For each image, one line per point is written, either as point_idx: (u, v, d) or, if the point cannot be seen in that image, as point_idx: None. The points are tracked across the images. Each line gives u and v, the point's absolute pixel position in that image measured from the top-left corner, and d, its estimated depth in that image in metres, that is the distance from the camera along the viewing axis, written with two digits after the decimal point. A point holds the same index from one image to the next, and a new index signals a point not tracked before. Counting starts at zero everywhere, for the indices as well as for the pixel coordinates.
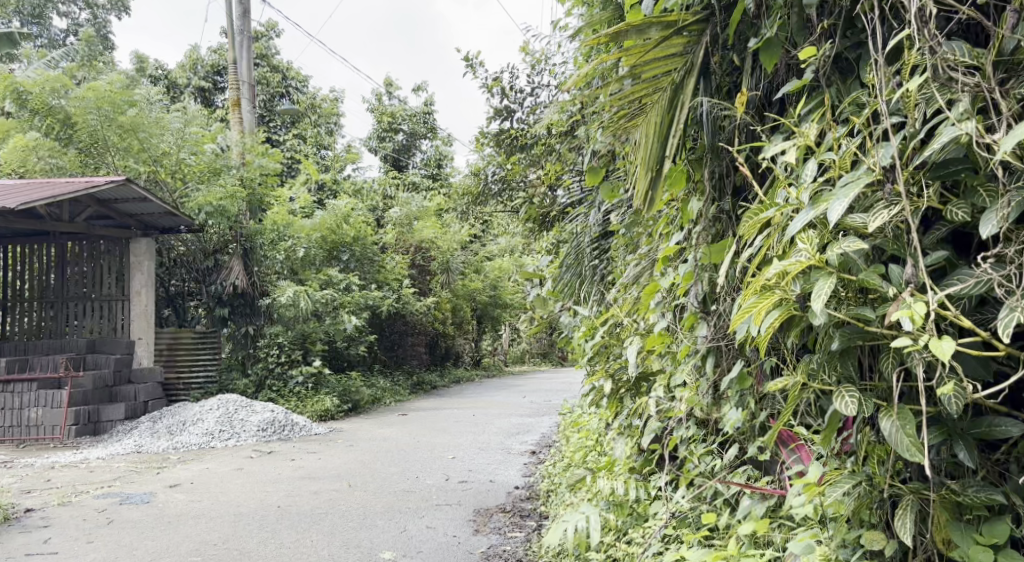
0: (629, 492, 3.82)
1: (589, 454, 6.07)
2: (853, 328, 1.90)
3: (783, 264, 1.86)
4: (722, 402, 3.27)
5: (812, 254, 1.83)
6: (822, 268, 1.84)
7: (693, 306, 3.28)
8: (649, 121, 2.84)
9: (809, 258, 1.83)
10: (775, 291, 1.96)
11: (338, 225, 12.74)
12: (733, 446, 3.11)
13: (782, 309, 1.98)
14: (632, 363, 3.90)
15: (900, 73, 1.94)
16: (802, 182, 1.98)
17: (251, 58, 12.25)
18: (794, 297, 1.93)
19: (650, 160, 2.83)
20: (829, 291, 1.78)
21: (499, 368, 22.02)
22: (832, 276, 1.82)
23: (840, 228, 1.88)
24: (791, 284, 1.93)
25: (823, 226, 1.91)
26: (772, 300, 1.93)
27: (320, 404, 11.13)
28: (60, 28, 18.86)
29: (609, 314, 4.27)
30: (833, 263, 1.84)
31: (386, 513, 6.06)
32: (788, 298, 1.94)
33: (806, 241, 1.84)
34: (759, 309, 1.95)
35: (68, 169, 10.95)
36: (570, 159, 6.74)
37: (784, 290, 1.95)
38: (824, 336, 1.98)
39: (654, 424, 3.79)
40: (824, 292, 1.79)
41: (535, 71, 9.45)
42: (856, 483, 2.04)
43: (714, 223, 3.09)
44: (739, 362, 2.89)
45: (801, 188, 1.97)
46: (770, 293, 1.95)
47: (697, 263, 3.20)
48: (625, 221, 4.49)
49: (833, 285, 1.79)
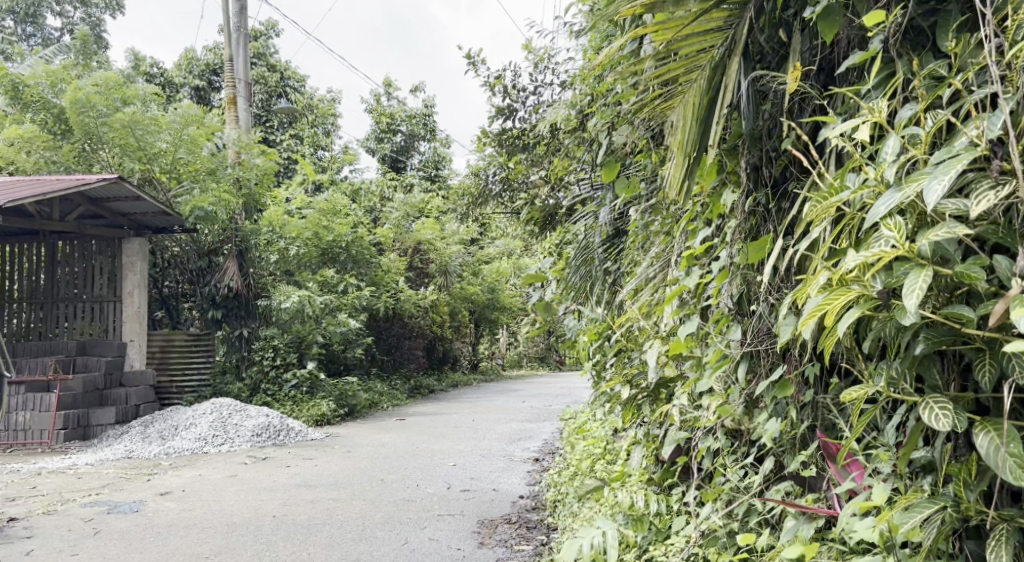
0: (648, 506, 3.58)
1: (597, 463, 5.80)
2: (943, 326, 1.71)
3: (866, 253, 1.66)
4: (758, 412, 2.99)
5: (900, 243, 1.63)
6: (913, 258, 1.64)
7: (726, 307, 3.05)
8: (686, 102, 2.61)
9: (896, 247, 1.63)
10: (854, 285, 1.76)
11: (337, 225, 12.46)
12: (770, 459, 2.85)
13: (859, 305, 1.78)
14: (652, 368, 3.63)
15: (1004, 31, 1.70)
16: (882, 161, 1.77)
17: (247, 57, 11.99)
18: (876, 292, 1.73)
19: (686, 144, 2.59)
20: (923, 285, 1.58)
21: (497, 372, 21.74)
22: (925, 267, 1.62)
23: (930, 216, 1.68)
24: (873, 278, 1.72)
25: (911, 213, 1.71)
26: (851, 296, 1.73)
27: (317, 409, 10.88)
28: (55, 27, 18.54)
29: (624, 317, 4.00)
30: (925, 252, 1.64)
31: (386, 524, 5.80)
32: (869, 294, 1.74)
33: (893, 228, 1.65)
34: (833, 306, 1.75)
35: (61, 164, 10.56)
36: (578, 157, 6.48)
37: (864, 285, 1.75)
38: (909, 338, 1.78)
39: (677, 434, 3.53)
40: (917, 287, 1.59)
41: (539, 68, 9.22)
42: (941, 507, 1.80)
43: (750, 218, 2.90)
44: (779, 367, 2.69)
45: (881, 168, 1.76)
46: (848, 288, 1.75)
47: (732, 261, 2.98)
48: (641, 219, 4.28)
49: (926, 278, 1.59)
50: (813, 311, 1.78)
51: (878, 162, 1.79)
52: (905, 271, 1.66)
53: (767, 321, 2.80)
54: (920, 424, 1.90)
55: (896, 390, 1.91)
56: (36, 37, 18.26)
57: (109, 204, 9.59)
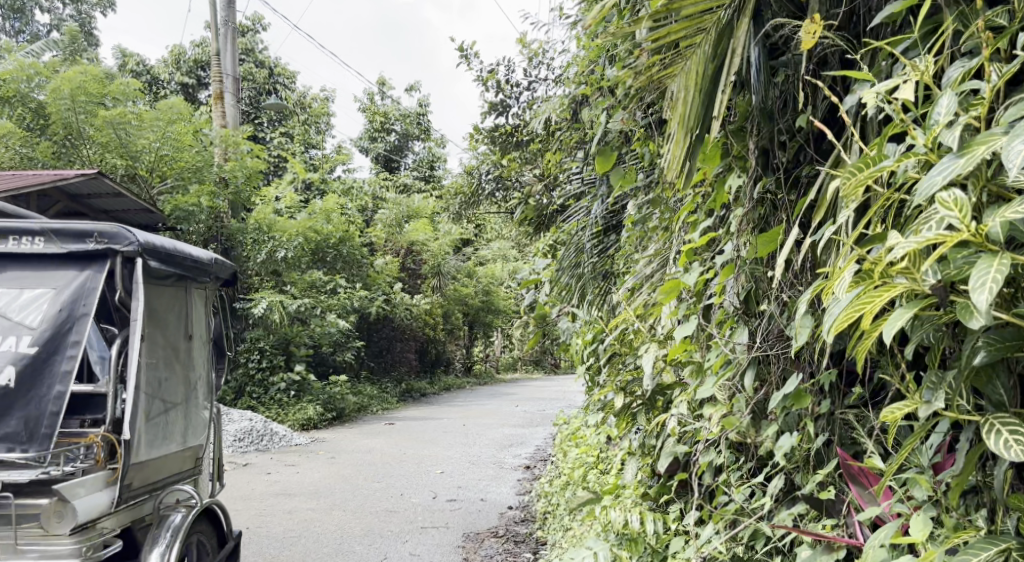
0: (644, 525, 3.23)
1: (591, 473, 5.47)
2: (1008, 329, 1.57)
3: (920, 237, 1.53)
4: (766, 425, 2.66)
5: (965, 224, 1.49)
6: (983, 244, 1.49)
7: (732, 306, 2.74)
8: (688, 71, 2.33)
9: (961, 230, 1.48)
10: (900, 279, 1.61)
11: (328, 225, 12.10)
12: (779, 477, 2.53)
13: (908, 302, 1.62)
14: (648, 374, 3.29)
15: None
16: (932, 126, 1.57)
17: (235, 54, 11.51)
18: (926, 287, 1.59)
19: (687, 119, 2.33)
20: (997, 277, 1.44)
21: (491, 376, 21.45)
22: (998, 256, 1.47)
23: (998, 191, 1.54)
24: (924, 270, 1.58)
25: (971, 186, 1.56)
26: (896, 290, 1.59)
27: (302, 414, 10.64)
28: (43, 23, 18.09)
29: (618, 320, 3.65)
30: (996, 235, 1.49)
31: (366, 537, 5.46)
32: (918, 287, 1.59)
33: (952, 203, 1.51)
34: (875, 303, 1.60)
35: (39, 161, 9.77)
36: (573, 151, 6.14)
37: (912, 278, 1.60)
38: (972, 346, 1.61)
39: (676, 447, 3.21)
40: (988, 277, 1.45)
41: (532, 64, 8.91)
42: (1004, 550, 1.56)
43: (758, 206, 2.59)
44: (793, 376, 2.38)
45: (930, 135, 1.56)
46: (893, 282, 1.60)
47: (738, 255, 2.67)
48: (638, 211, 3.96)
49: (1001, 269, 1.45)
50: (853, 308, 1.62)
51: (928, 125, 1.60)
52: (966, 258, 1.52)
53: (778, 322, 2.49)
54: (975, 447, 1.70)
55: (947, 403, 1.72)
56: (24, 34, 17.83)
57: (89, 200, 8.67)
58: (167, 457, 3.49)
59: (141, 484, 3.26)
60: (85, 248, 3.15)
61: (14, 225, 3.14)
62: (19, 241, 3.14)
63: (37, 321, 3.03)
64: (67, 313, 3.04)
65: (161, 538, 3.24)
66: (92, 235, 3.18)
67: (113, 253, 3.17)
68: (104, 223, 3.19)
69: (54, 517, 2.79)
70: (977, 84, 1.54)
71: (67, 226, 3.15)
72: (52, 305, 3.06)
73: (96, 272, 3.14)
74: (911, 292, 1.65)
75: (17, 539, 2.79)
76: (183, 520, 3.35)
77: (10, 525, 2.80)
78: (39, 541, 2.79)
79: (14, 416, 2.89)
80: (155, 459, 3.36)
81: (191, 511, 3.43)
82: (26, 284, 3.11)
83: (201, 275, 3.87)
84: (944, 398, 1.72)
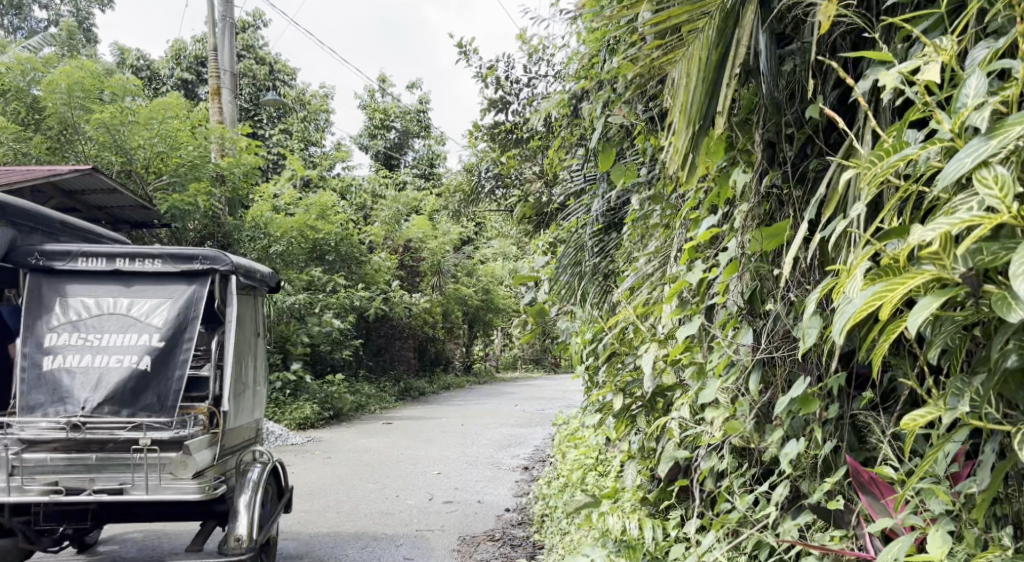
0: (643, 533, 3.11)
1: (590, 475, 5.35)
2: None
3: (950, 220, 1.41)
4: (770, 430, 2.53)
5: (1004, 205, 1.37)
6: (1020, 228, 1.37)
7: (736, 306, 2.63)
8: (691, 56, 2.22)
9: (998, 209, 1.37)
10: (927, 266, 1.49)
11: (324, 223, 11.99)
12: (784, 485, 2.40)
13: (934, 294, 1.50)
14: (648, 376, 3.17)
15: None
16: (960, 106, 1.47)
17: (233, 49, 11.31)
18: (956, 276, 1.47)
19: (691, 109, 2.22)
20: None
21: (491, 374, 21.38)
22: None
23: None
24: (954, 257, 1.46)
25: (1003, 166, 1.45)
26: (922, 278, 1.47)
27: (299, 412, 10.55)
28: (41, 19, 18.01)
29: (616, 319, 3.54)
30: None
31: (360, 540, 5.35)
32: (947, 277, 1.47)
33: (991, 182, 1.40)
34: (896, 293, 1.49)
35: (33, 156, 9.65)
36: (573, 147, 6.03)
37: (940, 266, 1.49)
38: (1002, 345, 1.50)
39: (676, 451, 3.09)
40: None
41: (532, 60, 8.80)
42: None
43: (763, 203, 2.50)
44: (801, 380, 2.25)
45: (959, 116, 1.46)
46: (919, 269, 1.49)
47: (742, 252, 2.55)
48: (639, 210, 3.88)
49: None
50: (870, 297, 1.50)
51: (955, 108, 1.49)
52: (1003, 245, 1.42)
53: (784, 323, 2.37)
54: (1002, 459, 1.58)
55: (976, 405, 1.60)
56: (23, 30, 17.72)
57: (85, 196, 8.45)
58: (244, 427, 4.35)
59: (229, 445, 4.01)
60: (193, 267, 3.88)
61: (137, 249, 3.86)
62: (142, 261, 3.85)
63: (162, 322, 3.78)
64: (184, 317, 3.81)
65: (248, 483, 3.89)
66: (197, 256, 3.90)
67: (214, 271, 3.91)
68: (206, 246, 3.92)
69: (181, 464, 3.47)
70: (1010, 61, 1.45)
71: (179, 249, 3.88)
72: (173, 310, 3.81)
73: (202, 286, 3.89)
74: (938, 283, 1.52)
75: (159, 479, 3.45)
76: (260, 474, 3.97)
77: (152, 469, 3.46)
78: (171, 483, 3.47)
79: (149, 391, 3.66)
80: (237, 428, 4.15)
81: (266, 467, 4.06)
82: (149, 294, 3.84)
83: (268, 288, 4.68)
84: (971, 402, 1.61)
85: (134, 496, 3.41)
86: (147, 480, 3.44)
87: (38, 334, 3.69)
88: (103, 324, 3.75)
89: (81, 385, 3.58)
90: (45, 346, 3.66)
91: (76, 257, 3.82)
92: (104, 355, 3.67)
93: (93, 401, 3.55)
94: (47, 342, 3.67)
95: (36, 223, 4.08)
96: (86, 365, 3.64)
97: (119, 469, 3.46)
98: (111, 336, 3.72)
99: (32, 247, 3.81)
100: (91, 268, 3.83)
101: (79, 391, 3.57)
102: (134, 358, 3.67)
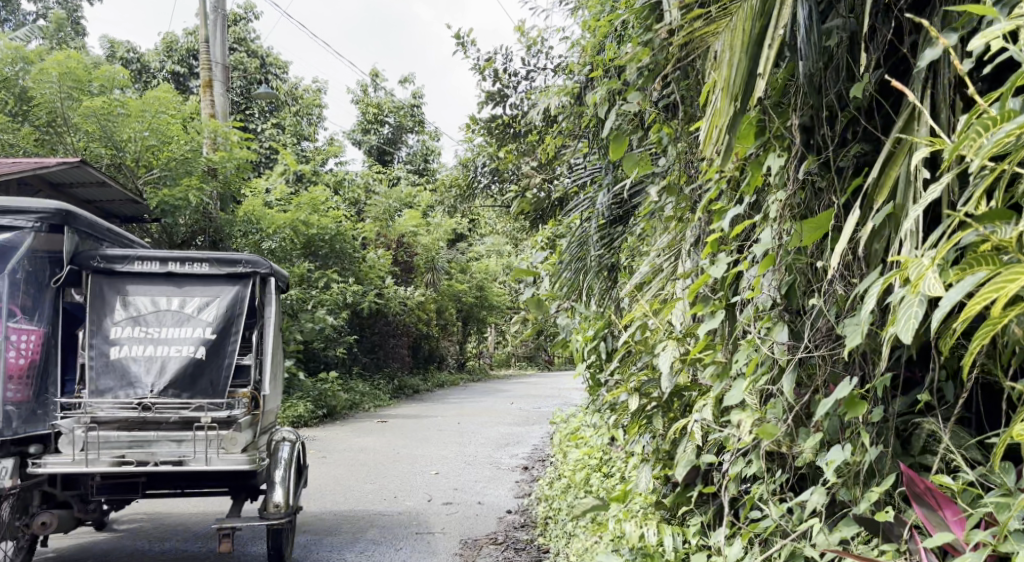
0: (661, 540, 2.95)
1: (594, 477, 5.17)
2: None
3: None
4: (806, 433, 2.36)
5: None
6: None
7: (770, 298, 2.44)
8: (734, 28, 2.06)
9: None
10: None
11: (317, 217, 11.76)
12: (822, 493, 2.23)
13: None
14: (666, 377, 2.98)
15: None
16: None
17: (225, 42, 11.05)
18: None
19: (733, 86, 2.05)
20: None
21: (484, 372, 21.13)
22: None
23: None
24: None
25: None
26: None
27: (292, 410, 10.36)
28: (29, 11, 17.67)
29: (627, 318, 3.35)
30: None
31: (358, 542, 5.18)
32: None
33: None
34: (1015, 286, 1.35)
35: (19, 147, 9.42)
36: (575, 139, 5.83)
37: None
38: None
39: (697, 456, 2.91)
40: None
41: (532, 52, 8.60)
42: None
43: (800, 191, 2.33)
44: (846, 381, 2.06)
45: None
46: None
47: (778, 244, 2.37)
48: (651, 204, 3.72)
49: None
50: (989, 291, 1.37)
51: None
52: None
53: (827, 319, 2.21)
54: None
55: None
56: (10, 22, 17.37)
57: (74, 190, 8.18)
58: (269, 410, 4.42)
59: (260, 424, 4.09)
60: (237, 270, 4.13)
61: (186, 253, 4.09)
62: (191, 264, 4.08)
63: (212, 317, 4.03)
64: (231, 314, 4.06)
65: (281, 459, 4.01)
66: (240, 260, 4.16)
67: (256, 274, 4.17)
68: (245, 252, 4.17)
69: (233, 440, 3.73)
70: None
71: (223, 254, 4.13)
72: (221, 308, 4.06)
73: (243, 287, 4.13)
74: None
75: (216, 452, 3.67)
76: (292, 448, 4.11)
77: (210, 444, 3.69)
78: (224, 456, 3.67)
79: (203, 377, 3.93)
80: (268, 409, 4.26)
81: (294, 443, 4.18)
82: (197, 294, 4.08)
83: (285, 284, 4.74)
84: None
85: (193, 466, 3.61)
86: (205, 453, 3.65)
87: (103, 327, 3.91)
88: (161, 318, 3.99)
89: (146, 371, 3.85)
90: (111, 337, 3.90)
91: (132, 260, 4.01)
92: (164, 346, 3.93)
93: (159, 385, 3.82)
94: (112, 333, 3.91)
95: (94, 231, 4.09)
96: (148, 354, 3.90)
97: (179, 444, 3.68)
98: (168, 330, 3.97)
99: (93, 250, 3.95)
100: (146, 270, 4.03)
101: (145, 376, 3.83)
102: (191, 348, 3.94)
